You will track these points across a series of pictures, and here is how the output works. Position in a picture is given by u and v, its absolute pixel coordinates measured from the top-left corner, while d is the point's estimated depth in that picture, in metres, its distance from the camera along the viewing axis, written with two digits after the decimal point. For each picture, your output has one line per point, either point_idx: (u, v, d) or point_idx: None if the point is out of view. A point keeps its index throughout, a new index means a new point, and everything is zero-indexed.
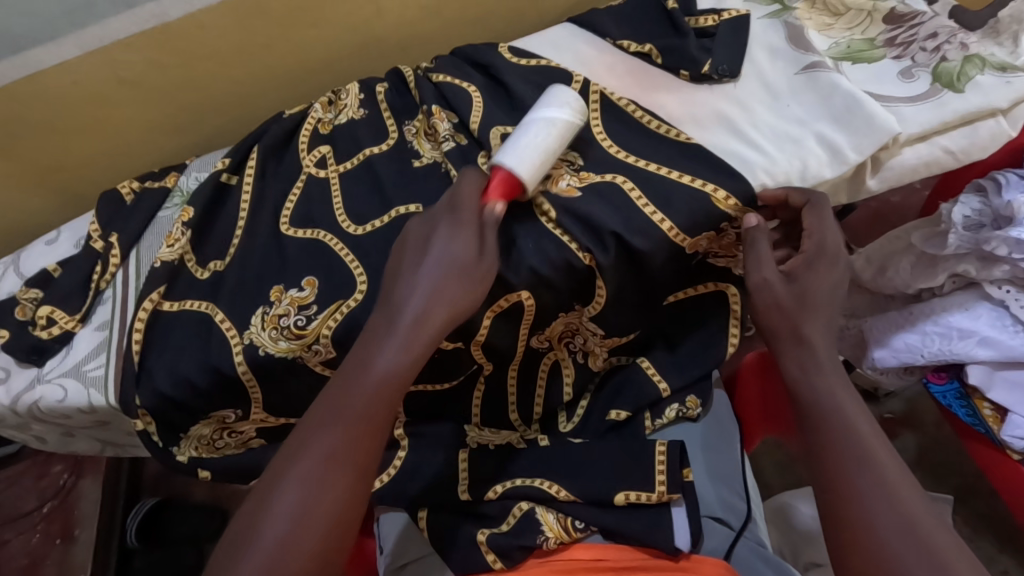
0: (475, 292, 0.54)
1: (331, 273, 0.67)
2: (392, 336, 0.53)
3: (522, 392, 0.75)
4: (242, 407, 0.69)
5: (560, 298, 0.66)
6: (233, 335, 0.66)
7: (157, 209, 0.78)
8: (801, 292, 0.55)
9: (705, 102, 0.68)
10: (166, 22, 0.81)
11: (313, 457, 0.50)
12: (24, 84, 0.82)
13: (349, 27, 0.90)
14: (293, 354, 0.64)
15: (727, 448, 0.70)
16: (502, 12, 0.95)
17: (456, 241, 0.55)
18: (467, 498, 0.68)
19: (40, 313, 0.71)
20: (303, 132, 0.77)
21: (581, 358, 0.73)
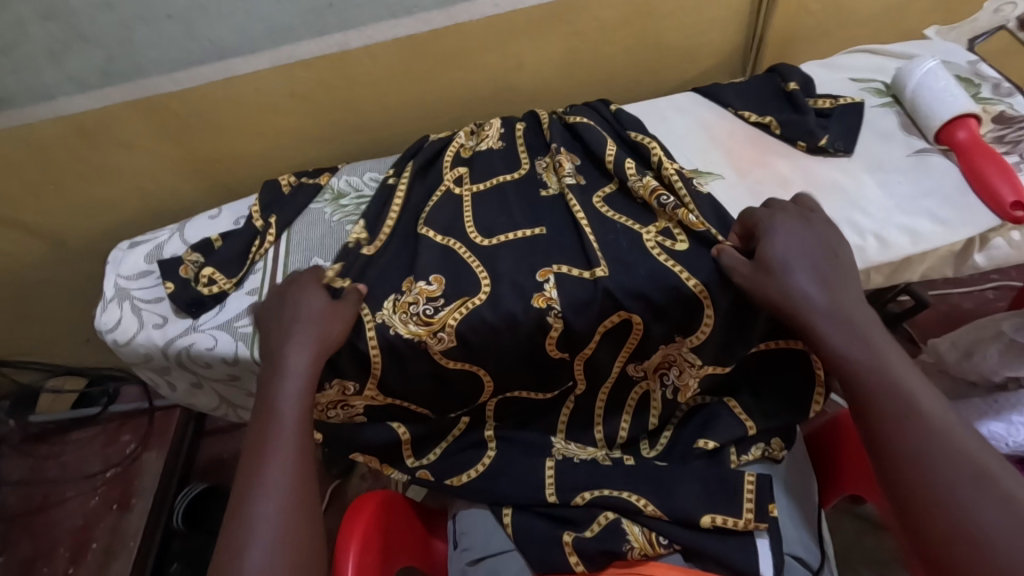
0: (336, 326, 0.70)
1: (459, 276, 0.74)
2: (292, 372, 0.67)
3: (607, 413, 0.79)
4: (361, 378, 0.75)
5: (665, 325, 0.72)
6: (367, 315, 0.73)
7: (309, 202, 0.89)
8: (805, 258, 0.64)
9: (820, 170, 0.75)
10: (345, 50, 0.96)
11: (275, 485, 0.61)
12: (217, 87, 0.98)
13: (493, 74, 1.03)
14: (418, 338, 0.71)
15: (806, 497, 0.73)
16: (626, 78, 1.07)
17: (305, 298, 0.72)
18: (554, 500, 0.71)
19: (203, 273, 0.81)
20: (448, 153, 0.88)
21: (671, 392, 0.76)
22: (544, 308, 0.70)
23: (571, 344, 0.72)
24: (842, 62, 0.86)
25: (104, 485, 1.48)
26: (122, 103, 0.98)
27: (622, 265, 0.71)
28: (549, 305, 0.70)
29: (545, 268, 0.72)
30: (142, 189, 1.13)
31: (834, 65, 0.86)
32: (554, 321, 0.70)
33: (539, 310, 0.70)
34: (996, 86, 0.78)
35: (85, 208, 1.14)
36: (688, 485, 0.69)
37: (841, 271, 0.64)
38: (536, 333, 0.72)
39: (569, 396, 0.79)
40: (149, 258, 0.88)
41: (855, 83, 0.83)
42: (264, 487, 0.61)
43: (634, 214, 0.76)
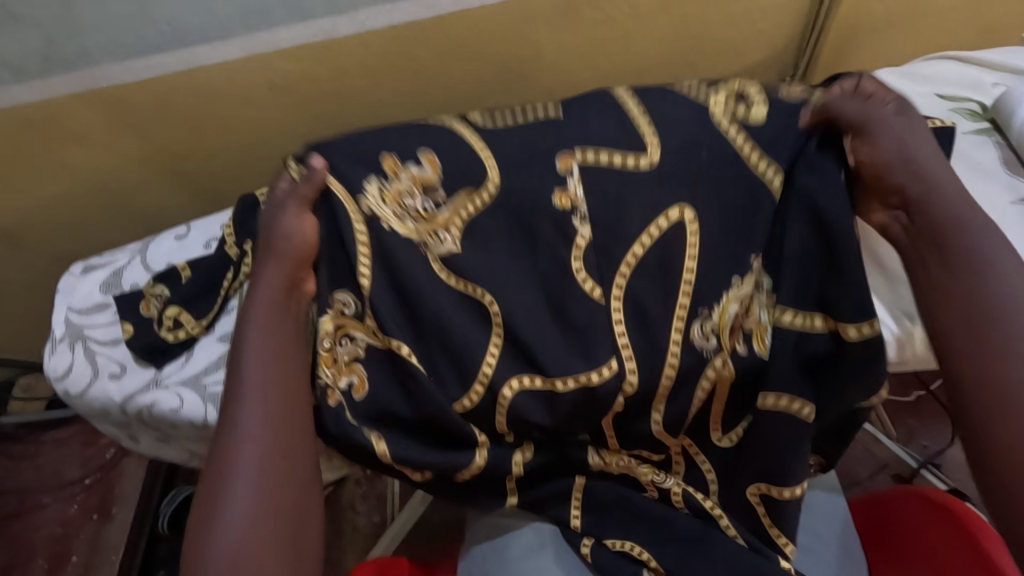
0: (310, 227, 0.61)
1: (458, 160, 0.62)
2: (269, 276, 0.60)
3: (669, 410, 0.64)
4: (357, 294, 0.60)
5: (726, 236, 0.62)
6: (348, 204, 0.60)
7: None
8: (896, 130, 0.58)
9: None
10: (332, 38, 0.80)
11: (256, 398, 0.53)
12: (181, 77, 0.83)
13: (506, 66, 0.88)
14: (418, 237, 0.60)
15: (848, 543, 0.70)
16: (661, 72, 0.92)
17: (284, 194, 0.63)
18: (577, 524, 0.66)
19: (168, 314, 0.69)
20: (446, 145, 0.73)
21: (743, 346, 0.62)
22: (567, 208, 0.61)
23: (606, 261, 0.61)
24: (927, 72, 0.72)
25: (83, 492, 1.39)
26: (70, 94, 0.83)
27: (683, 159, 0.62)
28: (573, 205, 0.61)
29: (567, 155, 0.62)
30: (103, 189, 0.99)
31: (919, 76, 0.72)
32: (580, 225, 0.61)
33: (562, 211, 0.61)
34: None
35: (38, 207, 1.00)
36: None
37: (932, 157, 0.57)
38: (560, 246, 0.61)
39: (619, 395, 0.62)
40: (105, 287, 0.76)
41: (944, 101, 0.69)
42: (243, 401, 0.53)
43: (680, 111, 0.63)
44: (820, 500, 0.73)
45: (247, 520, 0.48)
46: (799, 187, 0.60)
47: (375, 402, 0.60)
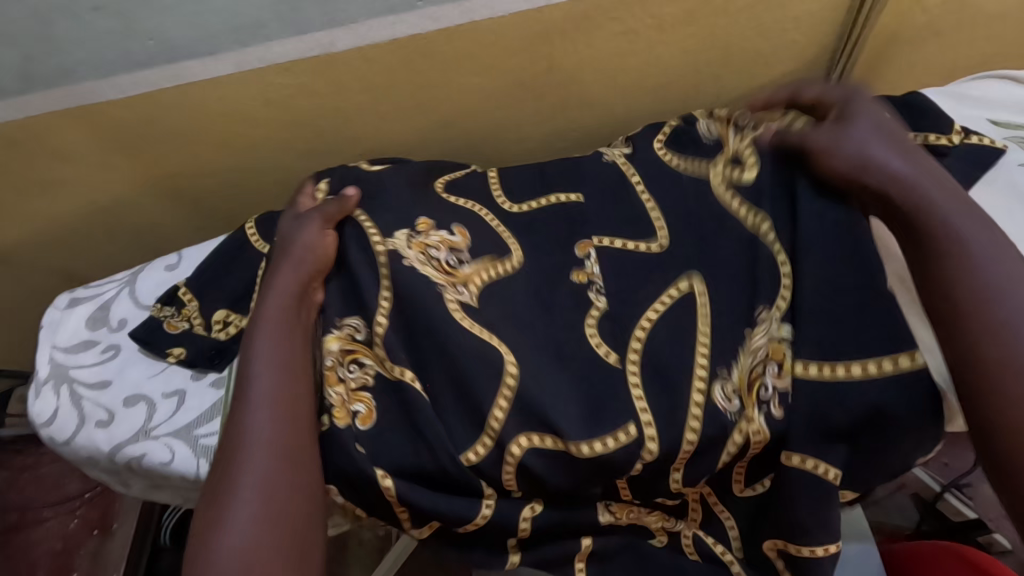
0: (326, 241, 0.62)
1: (482, 233, 0.66)
2: (281, 281, 0.60)
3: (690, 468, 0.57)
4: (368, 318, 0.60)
5: (743, 288, 0.59)
6: (375, 237, 0.62)
7: None
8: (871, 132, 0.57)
9: None
10: (331, 52, 0.75)
11: (269, 399, 0.52)
12: (171, 93, 0.78)
13: (517, 80, 0.82)
14: (439, 286, 0.60)
15: None
16: (683, 86, 0.86)
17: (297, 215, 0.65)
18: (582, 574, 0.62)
19: (217, 316, 0.67)
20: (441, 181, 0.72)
21: (778, 409, 0.54)
22: (583, 282, 0.64)
23: (617, 325, 0.61)
24: (980, 95, 0.67)
25: (83, 505, 1.36)
26: (52, 111, 0.78)
27: (693, 226, 0.64)
28: (590, 280, 0.63)
29: (585, 240, 0.66)
30: (93, 206, 0.94)
31: (970, 99, 0.66)
32: (595, 296, 0.62)
33: (579, 286, 0.63)
34: None
35: (25, 224, 0.95)
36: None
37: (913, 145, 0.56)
38: (573, 314, 0.61)
39: (638, 461, 0.56)
40: (92, 323, 0.71)
41: (997, 127, 0.64)
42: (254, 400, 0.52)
43: (679, 180, 0.68)
44: (853, 554, 0.66)
45: (259, 523, 0.45)
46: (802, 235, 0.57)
47: (383, 436, 0.57)
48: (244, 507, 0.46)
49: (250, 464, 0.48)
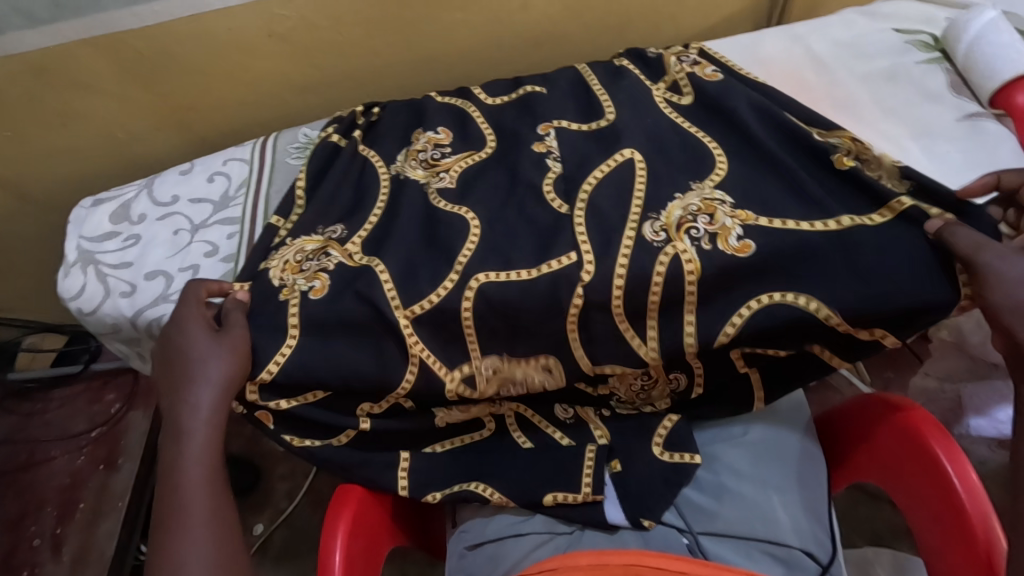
0: (238, 366, 0.63)
1: (465, 130, 0.79)
2: (197, 420, 0.60)
3: (631, 315, 0.63)
4: (352, 226, 0.73)
5: (671, 165, 0.68)
6: (381, 167, 0.78)
7: (286, 156, 0.83)
8: None
9: (847, 122, 0.68)
10: None
11: (206, 548, 0.55)
12: (186, 23, 0.87)
13: (495, 16, 0.92)
14: (425, 180, 0.75)
15: (813, 469, 0.70)
16: (644, 26, 0.97)
17: (195, 334, 0.64)
18: (567, 442, 0.70)
19: (327, 129, 0.83)
20: (440, 96, 0.84)
21: (707, 244, 0.61)
22: (544, 152, 0.74)
23: (570, 184, 0.70)
24: (892, 10, 0.76)
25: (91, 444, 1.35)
26: (78, 40, 0.87)
27: (636, 115, 0.73)
28: (548, 150, 0.74)
29: (547, 122, 0.76)
30: (110, 136, 1.02)
31: (880, 16, 0.76)
32: (553, 163, 0.72)
33: (539, 153, 0.73)
34: None
35: (46, 154, 1.03)
36: (660, 481, 0.66)
37: None
38: (535, 174, 0.71)
39: (577, 285, 0.63)
40: (114, 217, 0.80)
41: (900, 35, 0.74)
42: (192, 559, 0.54)
43: (631, 85, 0.77)
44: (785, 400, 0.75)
45: None
46: (724, 137, 0.69)
47: (330, 304, 0.67)
48: None
49: None
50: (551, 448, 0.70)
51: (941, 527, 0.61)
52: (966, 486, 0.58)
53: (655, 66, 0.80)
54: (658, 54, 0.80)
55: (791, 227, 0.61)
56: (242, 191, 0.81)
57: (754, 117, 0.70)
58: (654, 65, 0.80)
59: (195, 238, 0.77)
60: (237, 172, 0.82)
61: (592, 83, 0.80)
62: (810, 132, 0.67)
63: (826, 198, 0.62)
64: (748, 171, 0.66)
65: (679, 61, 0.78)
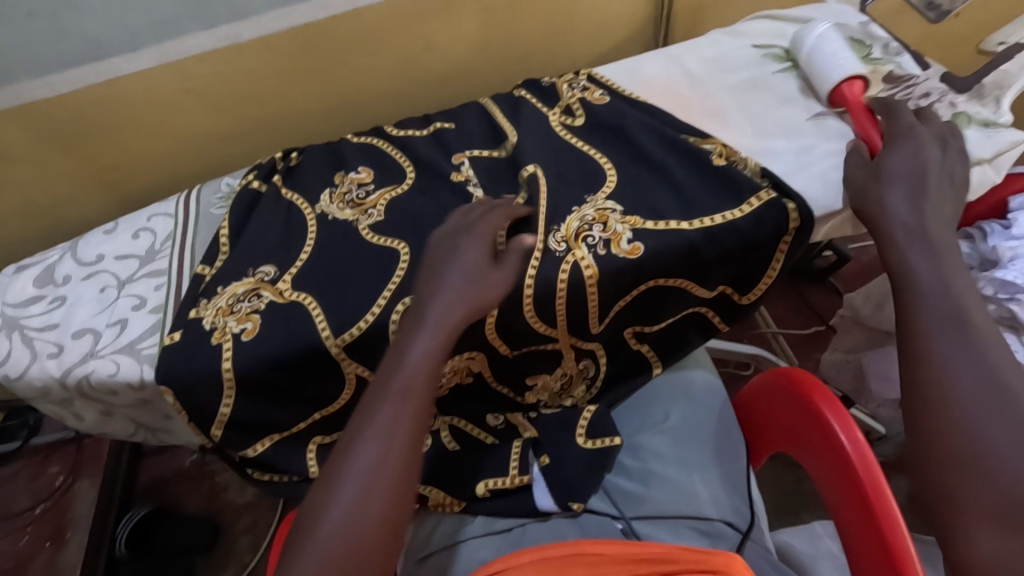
0: (490, 289, 0.58)
1: (384, 166, 0.84)
2: (426, 329, 0.55)
3: (541, 313, 0.70)
4: (281, 265, 0.75)
5: (568, 181, 0.74)
6: (306, 208, 0.81)
7: (210, 207, 0.86)
8: (901, 181, 0.58)
9: (719, 131, 0.76)
10: (237, 42, 0.89)
11: (375, 442, 0.48)
12: (101, 87, 0.89)
13: (401, 57, 0.98)
14: (353, 218, 0.78)
15: (736, 447, 0.74)
16: (542, 56, 1.05)
17: (475, 253, 0.60)
18: (490, 441, 0.79)
19: (249, 177, 0.86)
20: (355, 136, 0.89)
21: (603, 249, 0.68)
22: (463, 181, 0.79)
23: None
24: (730, 41, 0.85)
25: (35, 522, 1.24)
26: None
27: (541, 139, 0.80)
28: (466, 178, 0.79)
29: (460, 153, 0.82)
30: (32, 203, 1.02)
31: (722, 44, 0.85)
32: (473, 190, 0.77)
33: (459, 183, 0.78)
34: (886, 46, 0.78)
35: None
36: (585, 465, 0.72)
37: (941, 195, 0.56)
38: (457, 201, 0.76)
39: None
40: (38, 281, 0.81)
41: (757, 49, 0.83)
42: (353, 461, 0.48)
43: (530, 111, 0.84)
44: (701, 380, 0.80)
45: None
46: (616, 153, 0.76)
47: (264, 340, 0.69)
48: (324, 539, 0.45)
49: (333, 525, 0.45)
50: (474, 446, 0.78)
51: (843, 489, 0.66)
52: (855, 446, 0.65)
53: (548, 92, 0.87)
54: (552, 82, 0.88)
55: (676, 226, 0.68)
56: (168, 244, 0.83)
57: (640, 131, 0.77)
58: (547, 91, 0.87)
59: (122, 293, 0.78)
60: (162, 227, 0.84)
61: (496, 114, 0.87)
62: (686, 138, 0.75)
63: (717, 201, 0.69)
64: (637, 179, 0.73)
65: (569, 87, 0.86)
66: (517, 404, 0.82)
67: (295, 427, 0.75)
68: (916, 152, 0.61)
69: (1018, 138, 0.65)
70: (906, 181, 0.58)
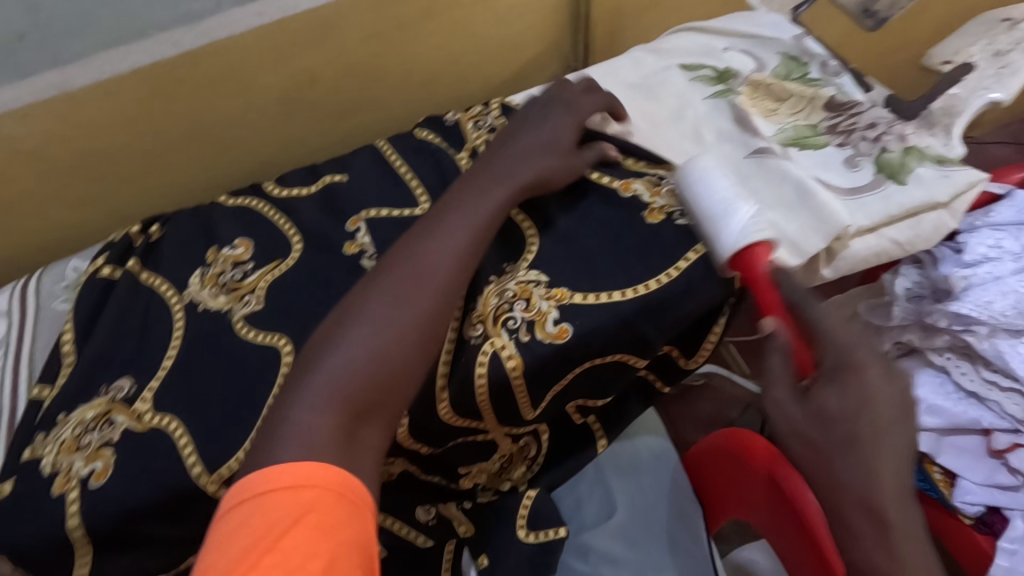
0: (553, 169, 0.62)
1: (265, 236, 0.70)
2: (474, 196, 0.58)
3: (460, 410, 0.60)
4: (141, 377, 0.61)
5: None
6: (172, 297, 0.67)
7: (52, 300, 0.70)
8: (829, 425, 0.47)
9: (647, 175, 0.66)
10: (68, 91, 0.71)
11: (423, 278, 0.51)
12: None
13: (282, 93, 0.83)
14: (228, 307, 0.65)
15: (689, 534, 0.69)
16: (449, 80, 0.93)
17: (554, 131, 0.63)
18: (424, 541, 0.68)
19: (96, 261, 0.70)
20: (228, 198, 0.75)
21: (525, 335, 0.58)
22: (357, 254, 0.68)
23: None
24: (707, 184, 0.60)
25: None
26: None
27: None
28: (362, 250, 0.68)
29: (355, 216, 0.70)
30: None
31: (694, 191, 0.60)
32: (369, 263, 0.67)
33: (352, 257, 0.67)
34: (824, 65, 0.73)
35: None
36: (526, 568, 0.65)
37: (874, 401, 0.47)
38: (352, 282, 0.66)
39: None
40: None
41: (685, 71, 0.74)
42: (396, 284, 0.50)
43: (433, 160, 0.74)
44: (644, 448, 0.73)
45: (350, 380, 0.45)
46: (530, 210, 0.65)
47: (118, 487, 0.56)
48: (348, 358, 0.46)
49: (352, 349, 0.46)
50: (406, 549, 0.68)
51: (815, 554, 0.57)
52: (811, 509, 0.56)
53: (450, 134, 0.76)
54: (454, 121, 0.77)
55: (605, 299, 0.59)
56: None
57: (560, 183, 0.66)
58: (450, 131, 0.76)
59: None
60: None
61: (396, 163, 0.75)
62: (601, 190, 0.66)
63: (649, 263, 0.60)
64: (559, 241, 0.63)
65: (475, 128, 0.75)
66: (451, 492, 0.70)
67: (180, 565, 0.61)
68: (852, 355, 0.49)
69: (974, 176, 0.62)
70: (843, 408, 0.47)
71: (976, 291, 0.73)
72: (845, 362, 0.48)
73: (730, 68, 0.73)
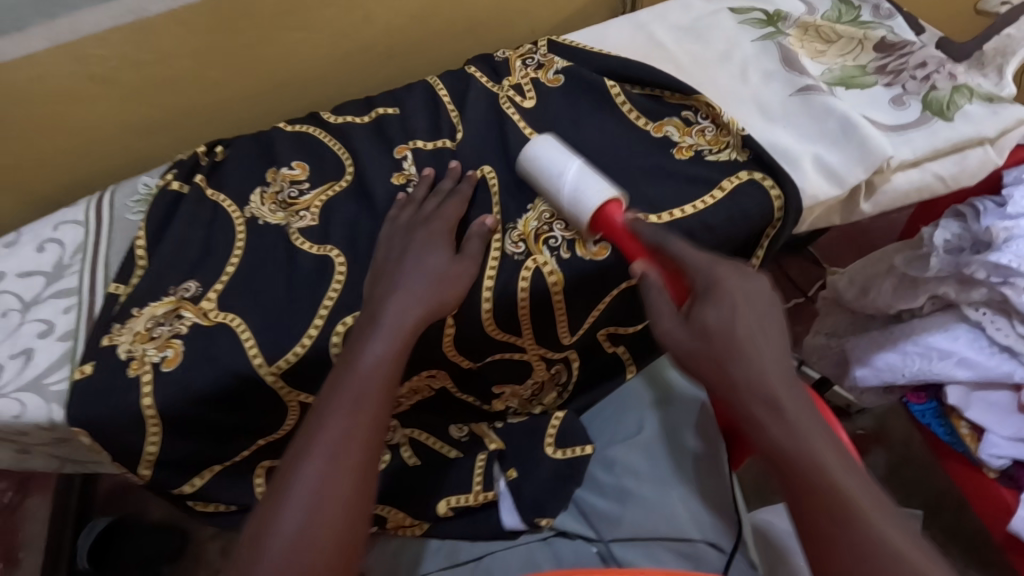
0: (456, 290, 0.58)
1: (320, 160, 0.74)
2: (383, 331, 0.54)
3: (502, 323, 0.63)
4: (207, 280, 0.66)
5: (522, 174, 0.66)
6: (233, 210, 0.71)
7: (125, 211, 0.75)
8: (724, 340, 0.48)
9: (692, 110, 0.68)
10: (145, 17, 0.75)
11: (343, 414, 0.50)
12: None
13: (339, 30, 0.86)
14: (285, 222, 0.70)
15: (718, 466, 0.68)
16: (497, 24, 0.95)
17: (434, 255, 0.59)
18: (453, 455, 0.71)
19: (166, 176, 0.75)
20: (286, 125, 0.79)
21: (566, 252, 0.62)
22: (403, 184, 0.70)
23: None
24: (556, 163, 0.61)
25: None
26: None
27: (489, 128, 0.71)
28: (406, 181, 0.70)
29: (403, 144, 0.73)
30: None
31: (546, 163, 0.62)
32: None
33: (397, 186, 0.70)
34: (877, 7, 0.73)
35: None
36: (552, 480, 0.67)
37: (758, 331, 0.49)
38: None
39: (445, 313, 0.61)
40: None
41: (734, 14, 0.75)
42: (324, 434, 0.49)
43: (475, 94, 0.75)
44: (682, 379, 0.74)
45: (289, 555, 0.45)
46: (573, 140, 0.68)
47: (189, 372, 0.61)
48: (282, 542, 0.45)
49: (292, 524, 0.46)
50: (434, 459, 0.71)
51: None
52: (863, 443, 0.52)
53: (496, 68, 0.78)
54: (501, 57, 0.79)
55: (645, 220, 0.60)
56: (78, 256, 0.72)
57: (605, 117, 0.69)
58: (497, 67, 0.78)
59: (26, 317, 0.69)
60: (72, 237, 0.74)
61: (443, 96, 0.77)
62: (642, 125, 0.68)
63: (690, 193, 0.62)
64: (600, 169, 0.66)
65: (522, 66, 0.76)
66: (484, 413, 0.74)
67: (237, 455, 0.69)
68: (707, 291, 0.51)
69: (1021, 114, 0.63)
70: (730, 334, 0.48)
71: (1016, 243, 0.73)
72: (746, 297, 0.50)
73: (780, 11, 0.74)
